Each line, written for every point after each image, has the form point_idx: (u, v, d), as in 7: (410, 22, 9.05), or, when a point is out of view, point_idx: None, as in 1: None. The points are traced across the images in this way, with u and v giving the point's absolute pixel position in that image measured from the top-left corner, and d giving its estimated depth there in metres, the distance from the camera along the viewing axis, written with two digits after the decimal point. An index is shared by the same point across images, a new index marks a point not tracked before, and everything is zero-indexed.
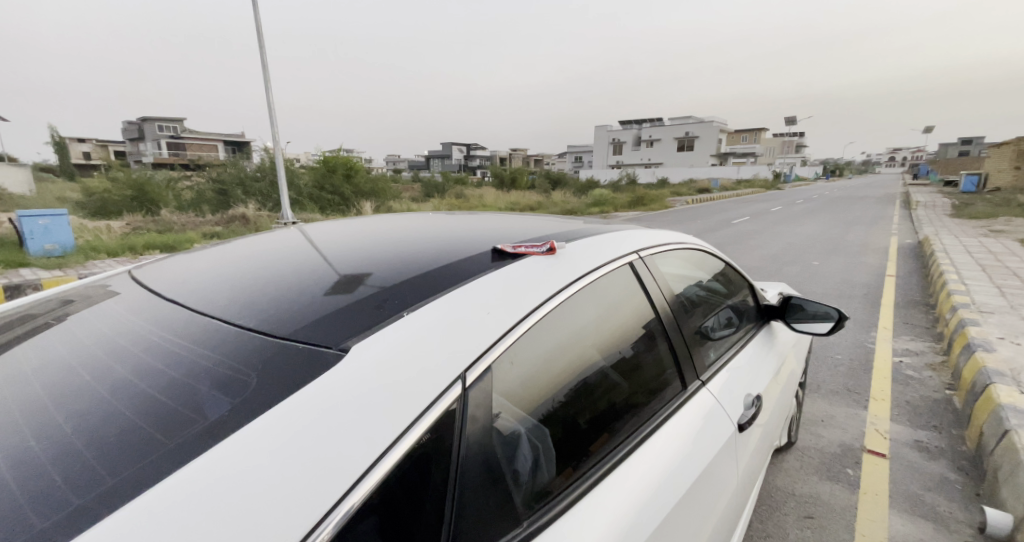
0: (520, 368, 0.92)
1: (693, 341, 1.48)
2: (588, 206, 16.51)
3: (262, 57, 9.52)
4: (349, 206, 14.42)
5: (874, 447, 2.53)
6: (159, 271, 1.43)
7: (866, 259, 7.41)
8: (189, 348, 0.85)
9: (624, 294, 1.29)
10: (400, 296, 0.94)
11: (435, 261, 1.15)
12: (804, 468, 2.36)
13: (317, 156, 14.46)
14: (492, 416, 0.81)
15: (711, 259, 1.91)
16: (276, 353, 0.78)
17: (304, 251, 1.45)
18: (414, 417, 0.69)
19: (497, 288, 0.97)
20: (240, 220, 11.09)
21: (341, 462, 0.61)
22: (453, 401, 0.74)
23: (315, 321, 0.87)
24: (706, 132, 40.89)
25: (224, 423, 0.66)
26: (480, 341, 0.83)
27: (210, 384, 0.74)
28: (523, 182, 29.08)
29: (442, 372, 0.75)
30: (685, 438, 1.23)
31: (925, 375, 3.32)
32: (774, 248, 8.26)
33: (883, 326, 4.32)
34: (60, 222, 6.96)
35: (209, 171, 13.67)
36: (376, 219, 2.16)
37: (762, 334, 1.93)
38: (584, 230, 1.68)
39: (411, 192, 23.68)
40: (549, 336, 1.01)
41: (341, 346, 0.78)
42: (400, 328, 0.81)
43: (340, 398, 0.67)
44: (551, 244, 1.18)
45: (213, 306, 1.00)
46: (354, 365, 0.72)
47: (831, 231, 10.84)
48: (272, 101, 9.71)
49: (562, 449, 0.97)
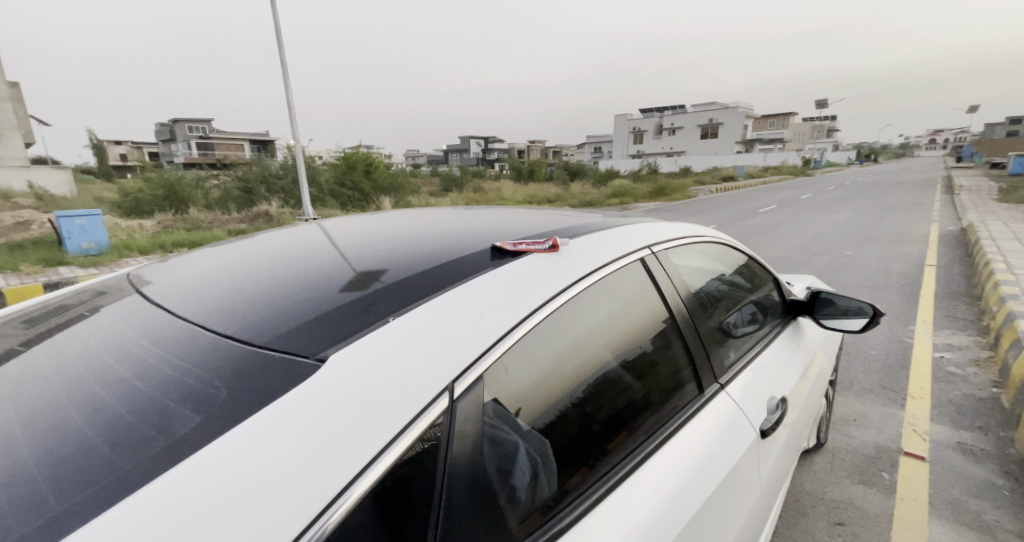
0: (517, 374, 0.85)
1: (712, 340, 1.39)
2: (609, 197, 16.22)
3: (280, 55, 9.58)
4: (369, 201, 14.53)
5: (912, 449, 2.38)
6: (174, 271, 1.45)
7: (903, 249, 7.03)
8: (171, 359, 0.82)
9: (635, 291, 1.22)
10: (389, 297, 0.89)
11: (433, 260, 1.09)
12: (834, 471, 2.24)
13: (338, 154, 14.60)
14: (482, 428, 0.74)
15: (733, 252, 1.81)
16: (249, 364, 0.74)
17: (319, 247, 1.43)
18: (403, 424, 0.65)
19: (493, 288, 0.90)
20: (264, 217, 11.40)
21: (314, 483, 0.57)
22: (439, 414, 0.68)
23: (295, 327, 0.82)
24: (733, 119, 39.58)
25: (192, 437, 0.62)
26: (472, 347, 0.77)
27: (180, 400, 0.70)
28: (542, 173, 28.61)
29: (430, 381, 0.70)
30: (701, 447, 1.15)
31: (969, 372, 3.12)
32: (804, 238, 7.94)
33: (922, 320, 4.08)
34: (96, 221, 7.25)
35: (235, 170, 13.84)
36: (387, 216, 2.12)
37: (788, 332, 1.81)
38: (593, 224, 1.60)
39: (432, 186, 23.83)
40: (551, 338, 0.94)
41: (319, 355, 0.73)
42: (382, 335, 0.75)
43: (322, 405, 0.63)
44: (553, 240, 1.10)
45: (199, 314, 0.96)
46: (333, 372, 0.68)
47: (866, 218, 10.34)
48: (291, 98, 9.76)
49: (568, 458, 0.91)
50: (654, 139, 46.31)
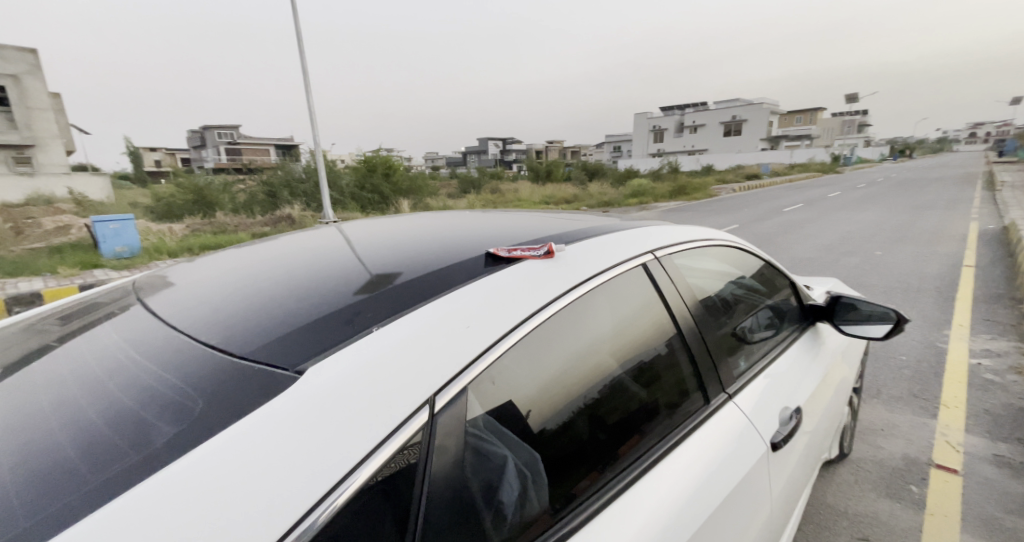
0: (504, 387, 0.83)
1: (721, 348, 1.34)
2: (628, 197, 16.02)
3: (302, 62, 9.81)
4: (388, 204, 14.70)
5: (945, 461, 2.25)
6: (179, 277, 1.46)
7: (939, 249, 6.71)
8: (153, 369, 0.81)
9: (637, 298, 1.18)
10: (375, 306, 0.88)
11: (426, 267, 1.07)
12: (859, 483, 2.13)
13: (359, 157, 14.82)
14: (464, 444, 0.72)
15: (747, 255, 1.74)
16: (229, 375, 0.72)
17: (325, 251, 1.44)
18: (381, 437, 0.63)
19: (482, 296, 0.88)
20: (287, 220, 11.68)
21: (280, 501, 0.55)
22: (418, 430, 0.66)
23: (277, 338, 0.81)
24: (758, 115, 38.62)
25: (166, 448, 0.60)
26: (456, 358, 0.74)
27: (156, 411, 0.68)
28: (560, 174, 28.47)
29: (410, 394, 0.68)
30: (705, 461, 1.11)
31: (1008, 380, 2.95)
32: (831, 238, 7.68)
33: (958, 324, 3.88)
34: (129, 226, 7.53)
35: (261, 175, 14.20)
36: (398, 219, 2.13)
37: (805, 338, 1.74)
38: (598, 227, 1.57)
39: (451, 188, 23.98)
40: (542, 349, 0.91)
41: (297, 367, 0.71)
42: (363, 346, 0.73)
43: (296, 418, 0.62)
44: (549, 246, 1.07)
45: (189, 323, 0.96)
46: (310, 384, 0.66)
47: (899, 217, 9.92)
48: (312, 103, 9.97)
49: (561, 473, 0.88)
50: (676, 137, 45.52)
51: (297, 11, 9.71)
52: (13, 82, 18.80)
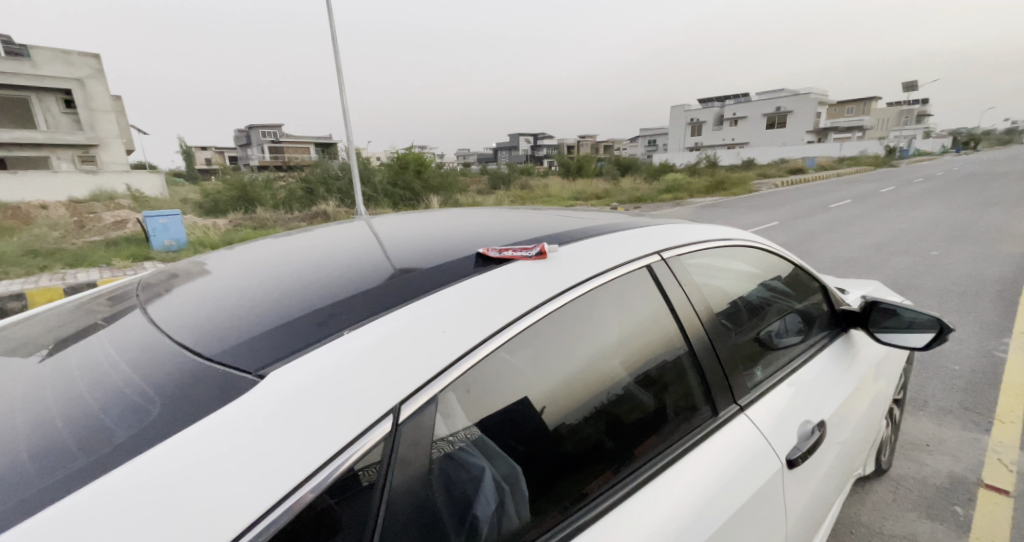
0: (482, 395, 0.79)
1: (736, 354, 1.25)
2: (662, 192, 15.60)
3: (336, 61, 10.04)
4: (420, 200, 14.89)
5: (997, 481, 2.05)
6: (199, 270, 1.51)
7: (1002, 249, 6.18)
8: (129, 372, 0.82)
9: (640, 303, 1.11)
10: (350, 308, 0.85)
11: (409, 269, 1.04)
12: (897, 502, 1.97)
13: (392, 154, 15.08)
14: (431, 454, 0.69)
15: (773, 256, 1.62)
16: (192, 379, 0.73)
17: (331, 248, 1.44)
18: (341, 445, 0.61)
19: (463, 298, 0.84)
20: (322, 217, 12.09)
21: (220, 511, 0.53)
22: (380, 439, 0.64)
23: (245, 341, 0.80)
24: (804, 107, 36.67)
25: (116, 452, 0.60)
26: (424, 365, 0.71)
27: (116, 414, 0.69)
28: (593, 170, 28.10)
29: (374, 401, 0.65)
30: (713, 476, 1.03)
31: None
32: (881, 236, 7.21)
33: (1019, 331, 3.55)
34: (176, 221, 7.94)
35: (300, 171, 14.69)
36: (415, 215, 2.12)
37: (836, 346, 1.61)
38: (608, 223, 1.50)
39: (481, 184, 24.13)
40: (527, 357, 0.87)
41: (260, 371, 0.70)
42: (330, 351, 0.71)
43: (252, 425, 0.60)
44: (541, 247, 1.03)
45: (174, 326, 0.98)
46: (269, 390, 0.65)
47: (960, 214, 9.19)
48: (346, 101, 10.18)
49: (548, 486, 0.84)
50: (716, 130, 43.92)
51: (332, 11, 9.90)
52: (79, 85, 20.17)
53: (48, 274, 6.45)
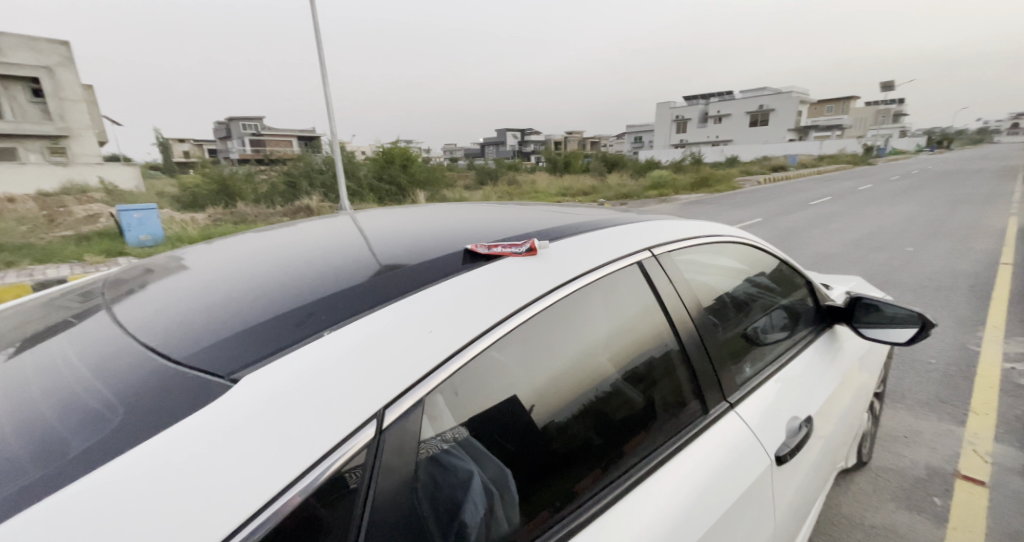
0: (471, 397, 0.76)
1: (724, 349, 1.25)
2: (647, 189, 15.72)
3: (319, 53, 9.85)
4: (405, 195, 14.75)
5: (972, 472, 2.11)
6: (175, 265, 1.45)
7: (974, 245, 6.37)
8: (92, 377, 0.77)
9: (631, 299, 1.10)
10: (331, 307, 0.82)
11: (393, 266, 1.01)
12: (877, 494, 2.01)
13: (377, 148, 14.87)
14: (417, 460, 0.66)
15: (759, 252, 1.62)
16: (159, 384, 0.69)
17: (313, 243, 1.39)
18: (322, 451, 0.58)
19: (450, 295, 0.82)
20: (305, 211, 11.89)
21: (190, 524, 0.50)
22: (364, 445, 0.61)
23: (216, 343, 0.76)
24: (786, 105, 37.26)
25: (72, 464, 0.56)
26: (410, 368, 0.68)
27: (74, 422, 0.65)
28: (580, 166, 28.14)
29: (357, 404, 0.63)
30: (703, 474, 1.02)
31: None
32: (859, 233, 7.37)
33: (991, 325, 3.66)
34: (152, 215, 7.69)
35: (282, 165, 14.39)
36: (400, 210, 2.08)
37: (820, 342, 1.62)
38: (596, 219, 1.49)
39: (467, 179, 24.00)
40: (517, 356, 0.85)
41: (232, 376, 0.67)
42: (310, 352, 0.68)
43: (226, 431, 0.57)
44: (531, 243, 1.00)
45: (143, 327, 0.93)
46: (243, 395, 0.61)
47: (934, 211, 9.44)
48: (329, 93, 9.99)
49: (537, 487, 0.82)
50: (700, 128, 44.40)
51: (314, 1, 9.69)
52: (47, 74, 19.41)
53: (16, 269, 6.20)
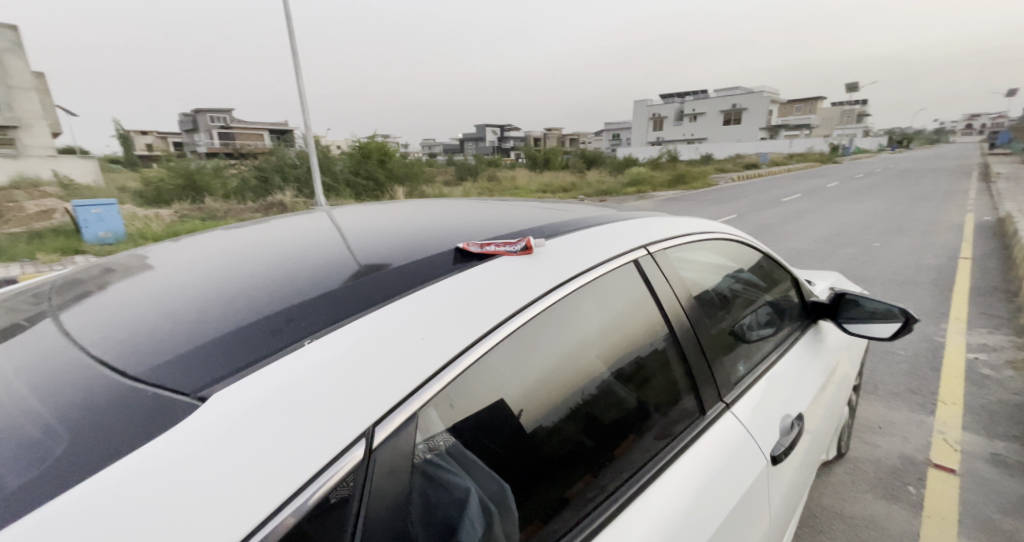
0: (465, 407, 0.72)
1: (716, 346, 1.25)
2: (625, 185, 15.87)
3: (292, 44, 9.56)
4: (383, 191, 14.49)
5: (943, 460, 2.19)
6: (139, 263, 1.35)
7: (936, 240, 6.66)
8: (37, 394, 0.70)
9: (625, 299, 1.08)
10: (311, 313, 0.77)
11: (377, 266, 0.95)
12: (856, 484, 2.07)
13: (353, 142, 14.53)
14: (409, 479, 0.62)
15: (745, 249, 1.63)
16: (113, 404, 0.62)
17: (292, 240, 1.32)
18: (307, 476, 0.53)
19: (439, 298, 0.78)
20: (278, 207, 11.55)
21: None
22: (353, 467, 0.56)
23: (180, 356, 0.70)
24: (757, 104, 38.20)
25: (9, 500, 0.50)
26: (401, 380, 0.64)
27: (14, 449, 0.58)
28: (559, 162, 28.21)
29: (344, 421, 0.58)
30: (698, 477, 1.01)
31: (1005, 375, 2.90)
32: (829, 229, 7.61)
33: (955, 317, 3.82)
34: (112, 210, 7.30)
35: (253, 159, 13.91)
36: (382, 206, 2.01)
37: (806, 338, 1.64)
38: (586, 216, 1.46)
39: (446, 175, 23.76)
40: (514, 360, 0.81)
41: (199, 393, 0.61)
42: (291, 365, 0.63)
43: (194, 457, 0.51)
44: (526, 242, 0.96)
45: (99, 335, 0.85)
46: (213, 415, 0.56)
47: (897, 208, 9.83)
48: (302, 85, 9.69)
49: (532, 497, 0.79)
50: (675, 125, 45.13)
51: None
52: None
53: None
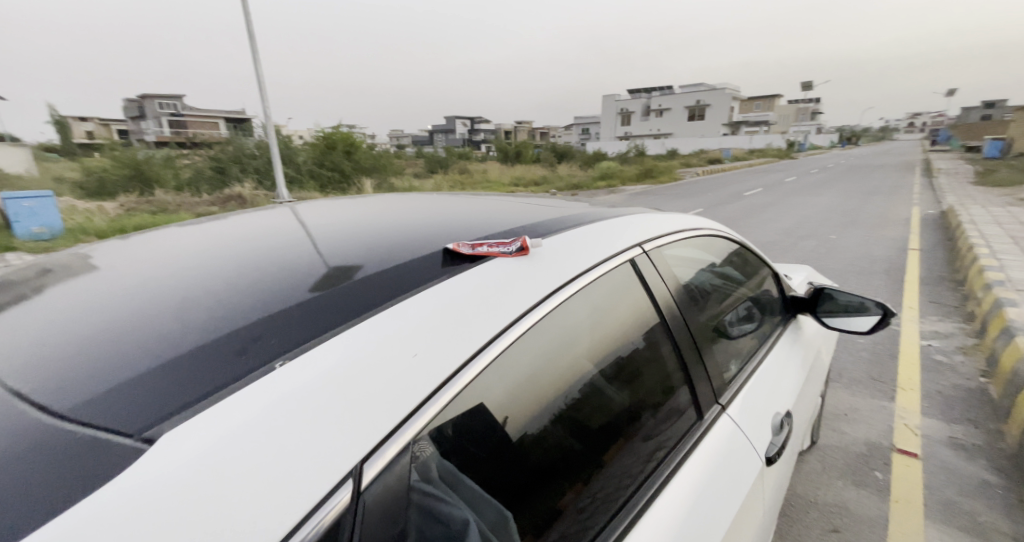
0: (461, 427, 0.66)
1: (706, 343, 1.23)
2: (595, 179, 16.03)
3: (248, 27, 9.06)
4: (349, 183, 14.08)
5: (906, 445, 2.30)
6: (82, 264, 1.21)
7: (887, 232, 7.03)
8: None
9: (620, 299, 1.04)
10: (281, 330, 0.69)
11: (353, 270, 0.87)
12: (826, 471, 2.14)
13: (317, 133, 14.02)
14: (402, 517, 0.56)
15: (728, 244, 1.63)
16: (32, 451, 0.53)
17: (258, 238, 1.22)
18: (288, 526, 0.46)
19: (429, 308, 0.71)
20: (236, 200, 11.02)
21: None
22: (341, 511, 0.49)
23: (117, 387, 0.61)
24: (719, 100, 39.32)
25: None
26: (390, 408, 0.58)
27: None
28: (529, 156, 28.19)
29: (327, 458, 0.51)
30: (693, 483, 0.99)
31: (956, 361, 3.08)
32: (790, 222, 7.92)
33: (908, 306, 4.04)
34: (47, 203, 6.77)
35: (208, 149, 13.21)
36: (357, 200, 1.91)
37: (788, 334, 1.66)
38: (571, 214, 1.41)
39: (415, 167, 23.31)
40: (514, 371, 0.76)
41: (143, 435, 0.53)
42: (263, 394, 0.55)
43: (142, 516, 0.43)
44: (522, 242, 0.91)
45: (26, 356, 0.74)
46: (167, 461, 0.48)
47: (850, 202, 10.35)
48: (260, 71, 9.22)
49: (530, 518, 0.74)
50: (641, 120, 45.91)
51: None
52: None
53: None
